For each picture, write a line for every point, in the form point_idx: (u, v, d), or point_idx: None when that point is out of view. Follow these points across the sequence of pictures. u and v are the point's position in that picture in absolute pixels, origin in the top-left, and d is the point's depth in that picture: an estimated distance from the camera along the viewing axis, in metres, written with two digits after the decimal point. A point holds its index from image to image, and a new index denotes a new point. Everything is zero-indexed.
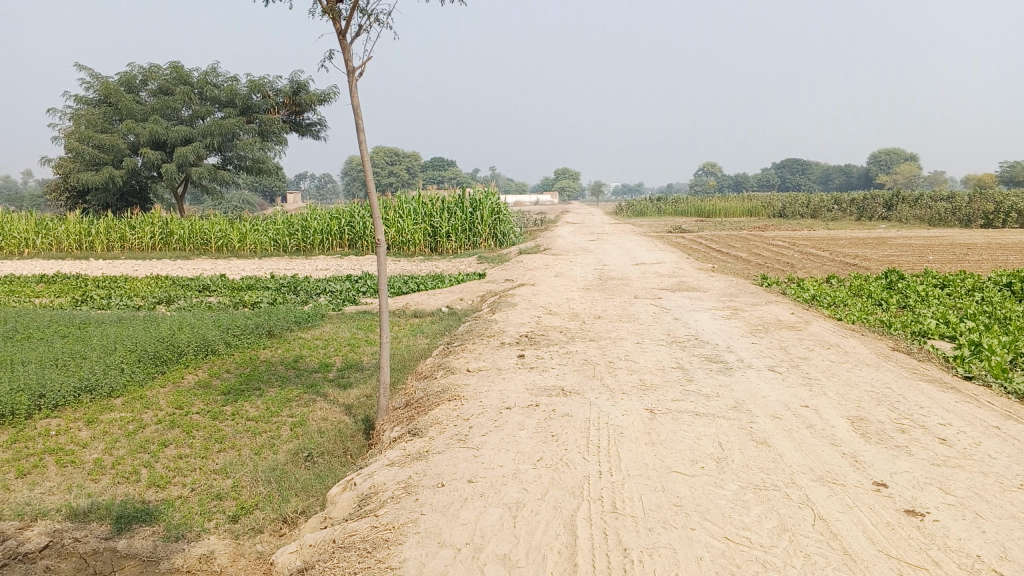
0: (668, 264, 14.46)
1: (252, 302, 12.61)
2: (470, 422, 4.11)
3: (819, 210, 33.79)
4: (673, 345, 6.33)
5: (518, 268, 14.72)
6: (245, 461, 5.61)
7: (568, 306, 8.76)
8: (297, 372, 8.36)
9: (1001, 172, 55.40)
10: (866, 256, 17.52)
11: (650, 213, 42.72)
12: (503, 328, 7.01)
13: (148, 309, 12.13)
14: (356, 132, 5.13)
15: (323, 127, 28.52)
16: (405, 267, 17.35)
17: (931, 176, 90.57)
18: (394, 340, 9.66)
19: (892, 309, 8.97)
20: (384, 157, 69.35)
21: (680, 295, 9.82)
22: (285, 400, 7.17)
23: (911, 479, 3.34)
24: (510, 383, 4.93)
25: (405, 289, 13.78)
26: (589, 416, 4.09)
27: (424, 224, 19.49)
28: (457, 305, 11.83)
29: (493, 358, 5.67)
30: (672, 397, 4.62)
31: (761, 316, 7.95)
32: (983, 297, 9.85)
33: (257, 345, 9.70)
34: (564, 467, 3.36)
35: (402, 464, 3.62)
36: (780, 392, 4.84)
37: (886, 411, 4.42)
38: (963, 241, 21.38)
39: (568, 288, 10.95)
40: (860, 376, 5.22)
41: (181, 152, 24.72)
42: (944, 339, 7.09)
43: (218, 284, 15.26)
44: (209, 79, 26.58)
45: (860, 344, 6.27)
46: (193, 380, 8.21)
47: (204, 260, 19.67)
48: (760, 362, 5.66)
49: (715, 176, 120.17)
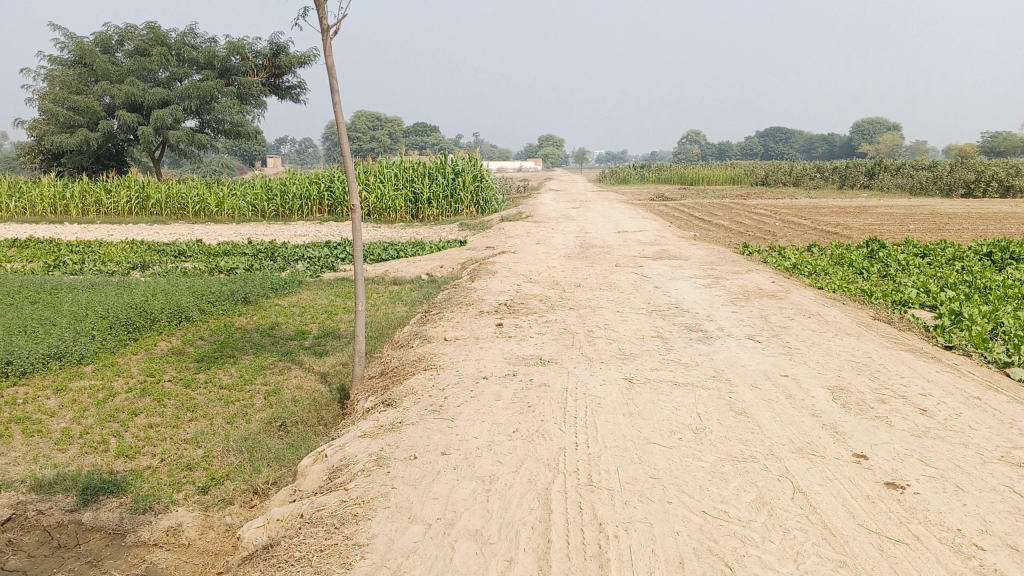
0: (649, 231, 14.39)
1: (229, 267, 12.42)
2: (445, 392, 4.01)
3: (801, 178, 33.80)
4: (653, 314, 6.26)
5: (499, 234, 14.59)
6: (217, 430, 5.51)
7: (548, 274, 8.67)
8: (273, 340, 8.24)
9: (983, 141, 55.59)
10: (847, 224, 17.51)
11: (633, 180, 42.57)
12: (481, 296, 6.91)
13: (122, 274, 11.92)
14: (331, 93, 4.96)
15: (302, 90, 28.05)
16: (386, 233, 17.17)
17: (912, 145, 90.83)
18: (372, 307, 9.54)
19: (873, 278, 8.94)
20: (366, 122, 68.59)
21: (661, 263, 9.75)
22: (260, 368, 7.06)
23: (891, 451, 3.29)
24: (487, 352, 4.84)
25: (385, 255, 13.63)
26: (566, 386, 4.00)
27: (405, 190, 19.27)
28: (437, 272, 11.71)
29: (470, 326, 5.57)
30: (651, 366, 4.55)
31: (742, 284, 7.89)
32: (964, 266, 9.84)
33: (232, 312, 9.54)
34: (540, 438, 3.27)
35: (375, 436, 3.53)
36: (760, 361, 4.78)
37: (866, 381, 4.37)
38: (944, 210, 21.45)
39: (549, 255, 10.85)
40: (841, 345, 5.17)
41: (158, 115, 24.25)
42: (924, 308, 7.06)
43: (194, 249, 15.03)
44: (187, 40, 25.99)
45: (841, 313, 6.22)
46: (166, 347, 8.07)
47: (181, 226, 19.38)
48: (741, 331, 5.60)
49: (698, 143, 119.93)
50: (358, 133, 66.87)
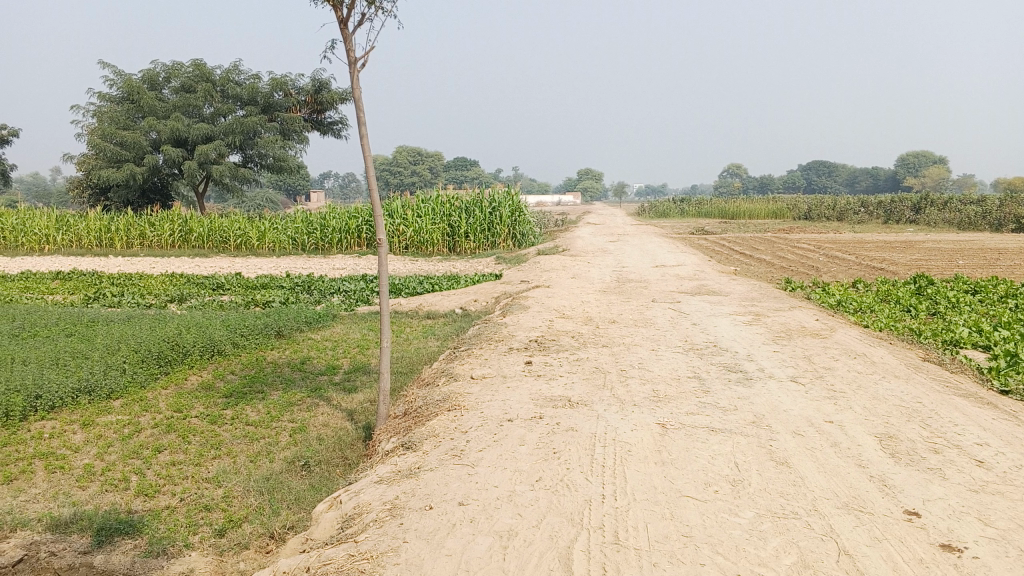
0: (688, 266, 14.13)
1: (264, 301, 12.43)
2: (467, 435, 3.83)
3: (845, 213, 33.23)
4: (690, 352, 6.03)
5: (536, 269, 14.44)
6: (239, 469, 5.39)
7: (582, 310, 8.47)
8: (303, 374, 8.14)
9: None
10: (893, 259, 17.07)
11: (673, 215, 42.25)
12: (512, 332, 6.74)
13: (159, 307, 11.97)
14: (358, 125, 4.87)
15: (344, 126, 28.40)
16: (422, 267, 17.13)
17: (959, 179, 89.23)
18: (404, 342, 9.43)
19: (921, 316, 8.59)
20: (407, 157, 69.29)
21: (699, 299, 9.50)
22: (287, 404, 6.94)
23: (946, 507, 3.03)
24: (514, 392, 4.65)
25: (420, 289, 13.55)
26: (596, 430, 3.80)
27: (443, 224, 19.26)
28: (471, 306, 11.58)
29: (499, 364, 5.40)
30: (686, 409, 4.33)
31: (784, 322, 7.61)
32: (1017, 305, 9.45)
33: (265, 346, 9.48)
34: (564, 489, 3.08)
35: (391, 482, 3.36)
36: (802, 405, 4.53)
37: (917, 428, 4.10)
38: (994, 245, 20.86)
39: (584, 290, 10.65)
40: (889, 389, 4.89)
41: (202, 149, 24.66)
42: (977, 348, 6.73)
43: (233, 282, 15.11)
44: (231, 77, 26.51)
45: (889, 354, 5.93)
46: (196, 381, 8.01)
47: (221, 259, 19.57)
48: (782, 373, 5.34)
49: (740, 178, 119.13)
50: (399, 168, 67.53)
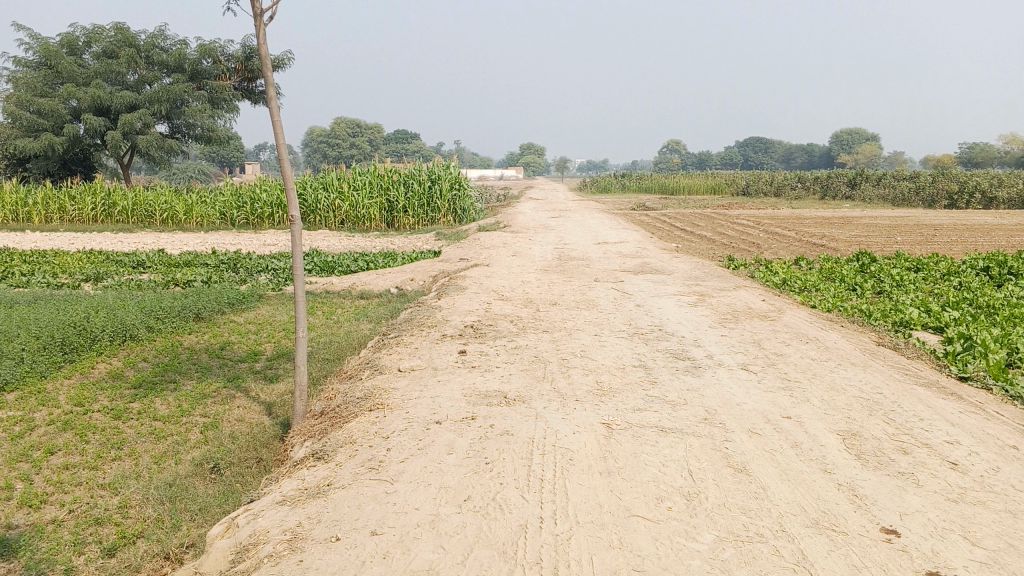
0: (631, 243, 13.82)
1: (185, 280, 11.68)
2: (389, 442, 3.36)
3: (783, 188, 33.45)
4: (634, 338, 5.65)
5: (475, 246, 13.96)
6: (139, 473, 4.84)
7: (521, 291, 8.04)
8: (221, 362, 7.56)
9: (961, 154, 55.89)
10: (833, 235, 17.09)
11: (614, 190, 42.01)
12: (446, 317, 6.26)
13: (71, 287, 11.15)
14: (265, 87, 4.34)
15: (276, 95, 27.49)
16: (358, 243, 16.49)
17: (891, 156, 91.30)
18: (334, 324, 8.89)
19: (868, 296, 8.40)
20: (345, 129, 67.83)
21: (643, 279, 9.14)
22: (200, 396, 6.38)
23: (925, 524, 2.69)
24: (444, 388, 4.20)
25: (354, 267, 12.96)
26: (533, 434, 3.37)
27: (380, 198, 18.63)
28: (407, 285, 11.07)
29: (430, 354, 4.93)
30: (633, 405, 3.93)
31: (730, 303, 7.29)
32: (961, 282, 9.34)
33: (182, 330, 8.83)
34: (496, 511, 2.65)
35: (295, 504, 2.89)
36: (758, 398, 4.17)
37: (882, 425, 3.78)
38: (929, 220, 21.13)
39: (524, 269, 10.22)
40: (847, 377, 4.58)
41: (126, 119, 23.46)
42: (928, 330, 6.52)
43: (154, 259, 14.27)
44: (157, 42, 25.19)
45: (842, 338, 5.65)
46: (104, 369, 7.35)
47: (146, 234, 18.62)
48: (733, 360, 4.99)
49: (679, 153, 119.95)
50: (337, 141, 65.96)
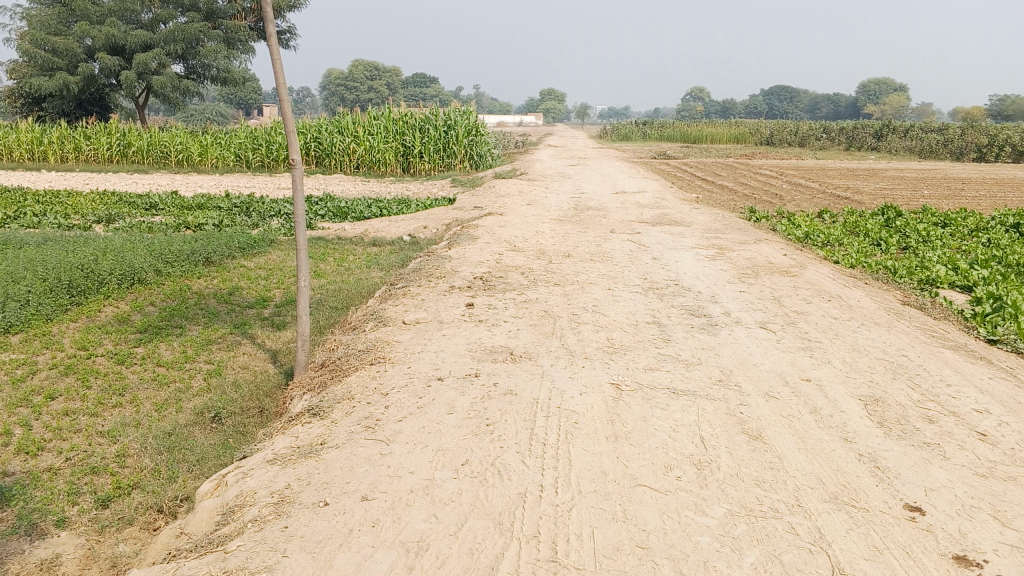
0: (649, 193, 13.54)
1: (197, 223, 11.55)
2: (387, 399, 3.22)
3: (807, 138, 32.77)
4: (649, 292, 5.46)
5: (490, 193, 13.70)
6: (139, 421, 4.74)
7: (535, 241, 7.85)
8: (229, 308, 7.44)
9: (991, 105, 54.59)
10: (858, 188, 16.68)
11: (635, 138, 41.30)
12: (455, 267, 6.08)
13: (82, 229, 11.04)
14: None
15: (292, 35, 27.06)
16: (372, 189, 16.28)
17: (919, 107, 89.31)
18: (345, 271, 8.75)
19: (892, 251, 8.15)
20: (364, 72, 67.01)
21: (660, 230, 8.91)
22: (205, 342, 6.27)
23: (952, 501, 2.53)
24: (449, 342, 4.04)
25: (368, 213, 12.78)
26: (539, 394, 3.21)
27: (395, 143, 18.34)
28: (420, 233, 10.90)
29: (436, 306, 4.77)
30: (644, 364, 3.77)
31: (749, 257, 7.06)
32: (989, 239, 9.04)
33: (192, 275, 8.71)
34: (494, 478, 2.50)
35: (285, 463, 2.76)
36: (776, 358, 3.99)
37: (906, 390, 3.60)
38: (956, 174, 20.63)
39: (539, 219, 10.00)
40: (871, 338, 4.39)
41: (141, 59, 23.17)
42: (955, 289, 6.29)
43: (167, 202, 14.14)
44: None
45: (865, 295, 5.44)
46: (111, 313, 7.25)
47: (160, 176, 18.48)
48: (751, 318, 4.80)
49: (701, 101, 118.06)
50: (355, 84, 65.23)
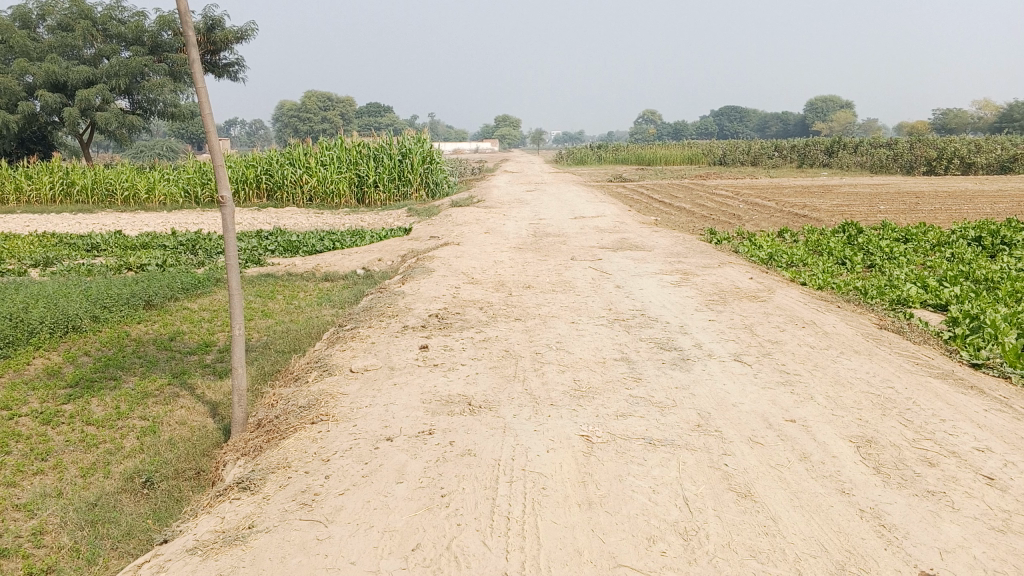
0: (608, 217, 13.33)
1: (139, 264, 11.00)
2: (328, 467, 2.85)
3: (760, 157, 33.03)
4: (615, 325, 5.16)
5: (446, 222, 13.36)
6: (60, 491, 4.28)
7: (493, 272, 7.52)
8: (169, 356, 6.98)
9: (934, 119, 55.90)
10: (814, 205, 16.67)
11: (591, 161, 41.32)
12: (408, 305, 5.72)
13: (16, 274, 10.44)
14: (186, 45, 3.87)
15: (240, 67, 26.66)
16: (325, 221, 15.85)
17: (865, 122, 91.13)
18: (295, 310, 8.33)
19: (858, 270, 7.97)
20: (316, 104, 66.57)
21: (621, 256, 8.64)
22: (141, 396, 5.81)
23: (973, 565, 2.22)
24: (400, 392, 3.67)
25: (320, 247, 12.36)
26: (499, 454, 2.86)
27: (349, 173, 17.93)
28: (374, 266, 10.51)
29: (387, 350, 4.40)
30: (615, 410, 3.43)
31: (715, 282, 6.81)
32: (952, 254, 8.93)
33: (131, 320, 8.21)
34: (451, 567, 2.14)
35: (206, 554, 2.36)
36: (755, 396, 3.68)
37: (900, 428, 3.32)
38: (909, 188, 20.80)
39: (496, 248, 9.69)
40: (852, 369, 4.11)
41: (84, 95, 22.51)
42: (927, 308, 6.09)
43: (109, 242, 13.55)
44: (114, 15, 24.16)
45: (840, 320, 5.19)
46: (41, 366, 6.73)
47: (105, 215, 17.81)
48: (724, 350, 4.50)
49: (654, 123, 119.45)
50: (308, 115, 64.69)
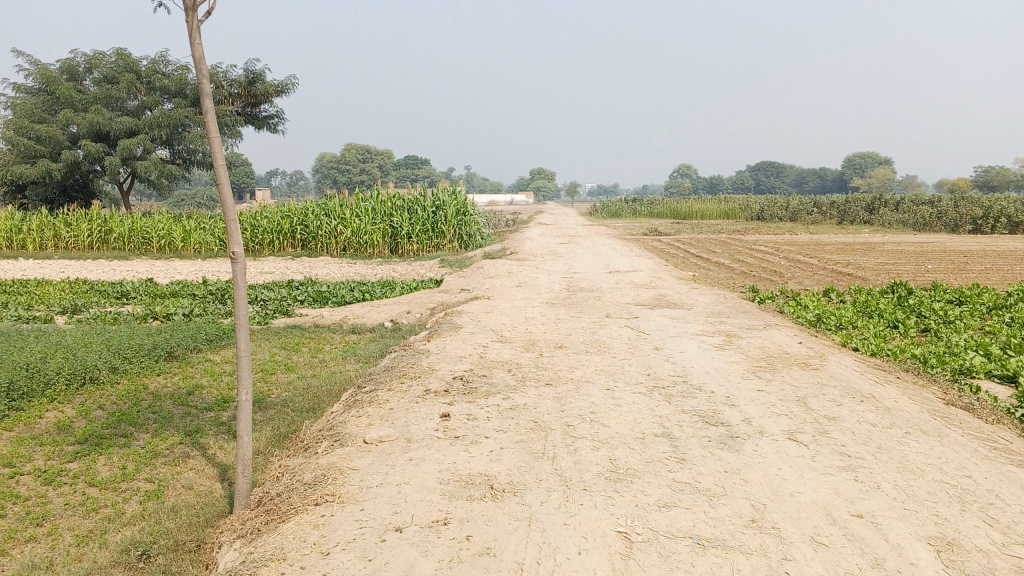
0: (644, 273, 12.97)
1: (166, 313, 10.82)
2: (328, 563, 2.49)
3: (798, 213, 32.55)
4: (654, 393, 4.76)
5: (477, 275, 13.10)
6: (49, 563, 3.94)
7: (524, 330, 7.18)
8: (184, 412, 6.69)
9: (976, 178, 54.98)
10: (858, 263, 16.15)
11: (625, 215, 41.12)
12: (432, 365, 5.38)
13: (43, 322, 10.29)
14: (199, 95, 3.62)
15: (279, 119, 27.03)
16: (357, 271, 15.67)
17: (904, 180, 90.19)
18: (319, 364, 8.03)
19: (911, 335, 7.51)
20: (355, 155, 67.51)
21: (659, 314, 8.27)
22: (149, 456, 5.50)
23: None
24: (416, 469, 3.31)
25: (349, 298, 12.11)
26: (523, 556, 2.48)
27: (383, 224, 17.81)
28: (403, 319, 10.23)
29: (405, 419, 4.05)
30: (657, 499, 3.03)
31: (761, 346, 6.39)
32: (1012, 318, 8.42)
33: (150, 372, 7.97)
34: None
35: None
36: (814, 484, 3.27)
37: (988, 529, 2.88)
38: (956, 247, 20.20)
39: (528, 303, 9.36)
40: (923, 452, 3.67)
41: (126, 145, 22.80)
42: (993, 379, 5.61)
43: (139, 290, 13.45)
44: (158, 68, 24.61)
45: (901, 393, 4.75)
46: (53, 419, 6.46)
47: (140, 262, 17.82)
48: (775, 426, 4.09)
49: (690, 178, 119.47)
50: (347, 166, 65.61)
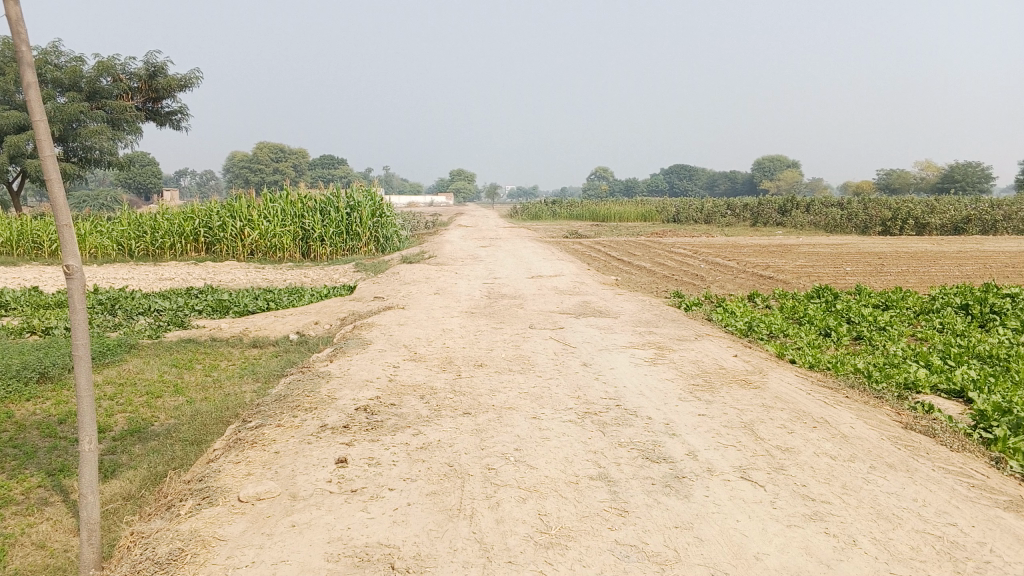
0: (566, 277, 12.48)
1: (45, 327, 9.72)
2: None
3: (713, 215, 32.79)
4: (586, 422, 4.19)
5: (392, 281, 12.38)
6: None
7: (440, 345, 6.55)
8: (50, 446, 5.77)
9: (878, 181, 56.79)
10: (778, 266, 16.05)
11: (544, 216, 40.77)
12: (334, 392, 4.70)
13: None
14: (22, 71, 2.87)
15: (183, 115, 25.66)
16: (264, 277, 14.71)
17: (811, 182, 92.80)
18: (215, 384, 7.21)
19: (846, 344, 7.19)
20: (268, 155, 65.42)
21: (585, 324, 7.76)
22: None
23: None
24: (300, 542, 2.65)
25: (253, 308, 11.23)
26: None
27: (294, 226, 16.85)
28: (310, 330, 9.47)
29: (293, 468, 3.38)
30: (600, 573, 2.47)
31: (696, 360, 5.93)
32: (941, 324, 8.20)
33: (17, 396, 6.98)
34: None
35: None
36: (781, 542, 2.75)
37: None
38: (868, 249, 20.46)
39: (445, 312, 8.73)
40: (894, 493, 3.21)
41: (13, 141, 21.06)
42: (939, 394, 5.26)
43: (20, 299, 12.22)
44: (49, 59, 22.79)
45: (856, 418, 4.31)
46: None
47: (25, 268, 16.41)
48: (726, 462, 3.57)
49: (607, 180, 120.45)
50: (259, 166, 63.60)
